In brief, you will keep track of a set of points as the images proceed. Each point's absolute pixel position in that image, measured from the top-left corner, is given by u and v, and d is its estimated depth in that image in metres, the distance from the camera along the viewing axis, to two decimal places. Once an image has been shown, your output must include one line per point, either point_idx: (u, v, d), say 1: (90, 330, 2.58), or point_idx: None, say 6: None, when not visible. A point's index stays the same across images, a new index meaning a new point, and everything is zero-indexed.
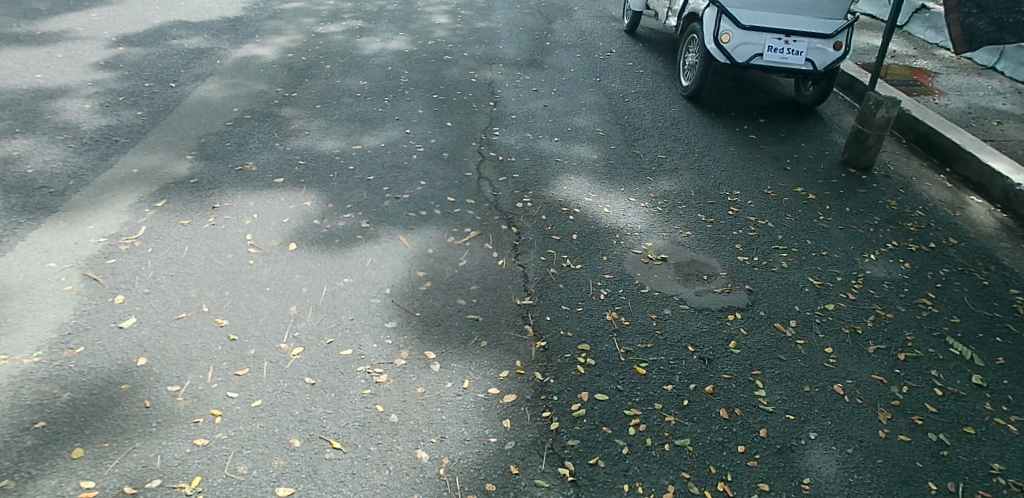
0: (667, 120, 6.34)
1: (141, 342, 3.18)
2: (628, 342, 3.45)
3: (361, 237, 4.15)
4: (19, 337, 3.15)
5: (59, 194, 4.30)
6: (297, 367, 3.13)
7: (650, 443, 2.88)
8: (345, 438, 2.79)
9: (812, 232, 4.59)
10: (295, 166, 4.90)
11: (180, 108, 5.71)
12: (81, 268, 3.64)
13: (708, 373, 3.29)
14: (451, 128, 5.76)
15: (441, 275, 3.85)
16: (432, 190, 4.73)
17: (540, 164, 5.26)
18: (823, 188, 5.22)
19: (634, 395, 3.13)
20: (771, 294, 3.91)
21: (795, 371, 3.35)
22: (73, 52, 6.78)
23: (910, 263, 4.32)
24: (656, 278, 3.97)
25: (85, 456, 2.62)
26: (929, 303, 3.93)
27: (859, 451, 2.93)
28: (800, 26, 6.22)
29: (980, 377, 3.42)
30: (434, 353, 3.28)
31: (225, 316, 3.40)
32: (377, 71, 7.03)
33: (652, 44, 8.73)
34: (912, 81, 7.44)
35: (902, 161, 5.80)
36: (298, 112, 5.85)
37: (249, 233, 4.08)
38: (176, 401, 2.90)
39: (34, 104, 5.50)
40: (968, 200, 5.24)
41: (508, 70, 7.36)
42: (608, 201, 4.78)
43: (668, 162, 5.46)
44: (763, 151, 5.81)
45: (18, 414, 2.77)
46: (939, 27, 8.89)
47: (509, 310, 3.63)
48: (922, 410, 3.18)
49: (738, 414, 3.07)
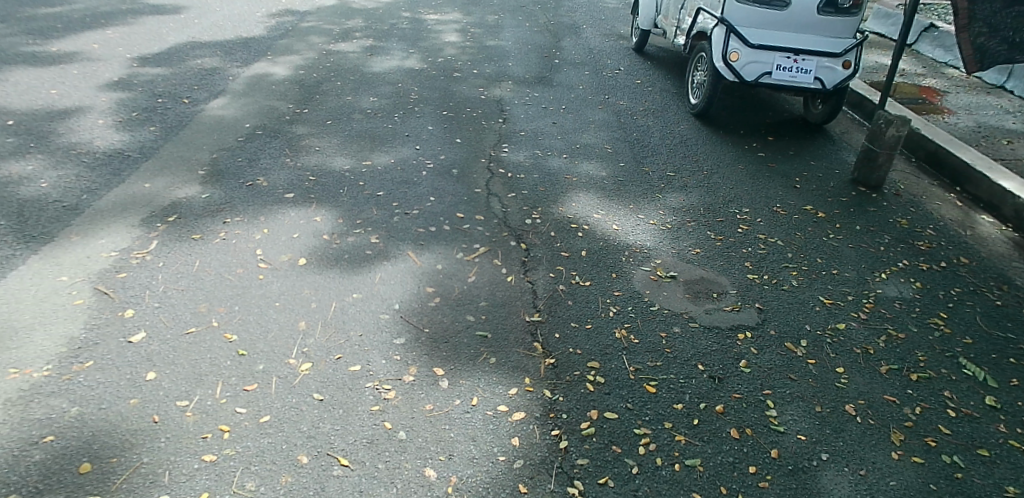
0: (675, 137, 6.35)
1: (150, 357, 3.18)
2: (637, 360, 3.43)
3: (371, 253, 4.16)
4: (30, 350, 3.16)
5: (72, 208, 4.34)
6: (306, 383, 3.13)
7: (660, 462, 2.85)
8: (353, 455, 2.78)
9: (822, 250, 4.57)
10: (305, 182, 4.94)
11: (192, 124, 5.78)
12: (92, 282, 3.66)
13: (719, 392, 3.27)
14: (460, 145, 5.79)
15: (450, 291, 3.85)
16: (442, 207, 4.75)
17: (548, 181, 5.27)
18: (832, 206, 5.21)
19: (644, 413, 3.10)
20: (781, 313, 3.89)
21: (806, 391, 3.32)
22: (88, 68, 6.92)
23: (922, 282, 4.29)
24: (665, 295, 3.96)
25: (92, 471, 2.61)
26: (941, 324, 3.90)
27: (873, 473, 2.89)
28: (808, 45, 6.24)
29: (994, 399, 3.38)
30: (443, 370, 3.26)
31: (235, 331, 3.40)
32: (387, 88, 7.09)
33: (660, 63, 8.77)
34: (920, 99, 7.45)
35: (912, 179, 5.78)
36: (309, 129, 5.90)
37: (259, 248, 4.10)
38: (186, 417, 2.89)
39: (49, 120, 5.60)
40: (978, 219, 5.21)
41: (517, 87, 7.41)
42: (617, 218, 4.78)
43: (677, 180, 5.46)
44: (772, 169, 5.81)
45: (28, 428, 2.77)
46: (949, 45, 8.90)
47: (518, 326, 3.62)
48: (935, 431, 3.14)
49: (749, 434, 3.04)
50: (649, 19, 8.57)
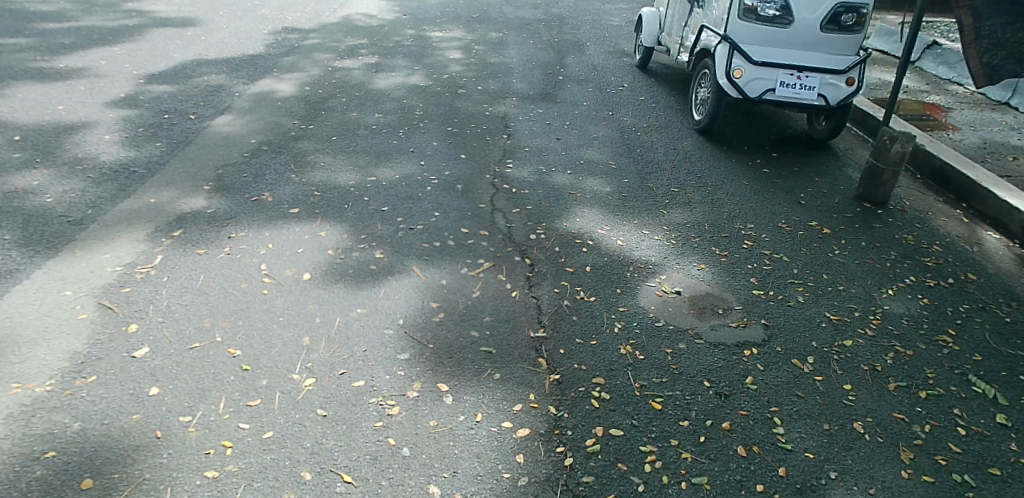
0: (680, 153, 6.36)
1: (154, 372, 3.17)
2: (643, 376, 3.41)
3: (376, 267, 4.16)
4: (32, 365, 3.15)
5: (77, 222, 4.35)
6: (308, 398, 3.10)
7: (666, 480, 2.82)
8: (356, 472, 2.75)
9: (828, 266, 4.55)
10: (310, 197, 4.95)
11: (198, 140, 5.81)
12: (97, 296, 3.66)
13: (725, 409, 3.23)
14: (465, 161, 5.81)
15: (454, 306, 3.84)
16: (446, 222, 4.75)
17: (553, 196, 5.27)
18: (838, 223, 5.20)
19: (650, 431, 3.07)
20: (788, 329, 3.86)
21: (813, 408, 3.29)
22: (95, 85, 6.97)
23: (929, 299, 4.27)
24: (670, 311, 3.94)
25: (94, 487, 2.59)
26: (949, 340, 3.87)
27: (882, 491, 2.85)
28: (811, 61, 6.25)
29: (1004, 417, 3.34)
30: (447, 386, 3.25)
31: (238, 346, 3.39)
32: (392, 104, 7.13)
33: (664, 80, 8.81)
34: (925, 116, 7.47)
35: (917, 196, 5.76)
36: (315, 144, 5.93)
37: (264, 262, 4.10)
38: (188, 432, 2.87)
39: (56, 135, 5.63)
40: (984, 236, 5.19)
41: (521, 104, 7.45)
42: (622, 234, 4.77)
43: (681, 196, 5.46)
44: (777, 185, 5.81)
45: (29, 443, 2.76)
46: (952, 63, 8.95)
47: (523, 342, 3.60)
48: (945, 449, 3.10)
49: (756, 452, 3.00)
50: (652, 36, 8.63)
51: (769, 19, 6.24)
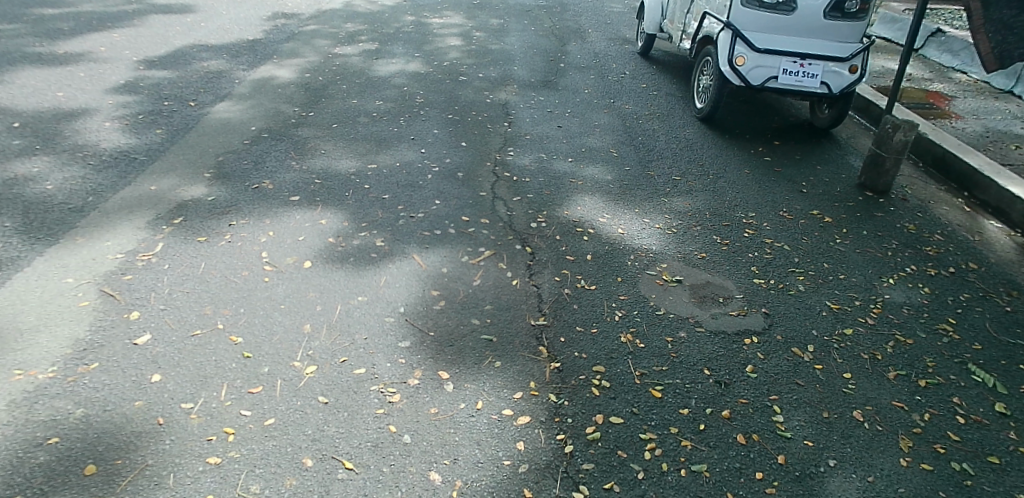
0: (681, 141, 6.34)
1: (156, 359, 3.18)
2: (643, 364, 3.41)
3: (377, 255, 4.16)
4: (35, 352, 3.17)
5: (77, 210, 4.35)
6: (310, 385, 3.12)
7: (666, 467, 2.84)
8: (357, 458, 2.77)
9: (829, 255, 4.55)
10: (311, 185, 4.94)
11: (199, 127, 5.80)
12: (99, 283, 3.67)
13: (724, 397, 3.24)
14: (465, 149, 5.79)
15: (455, 295, 3.85)
16: (447, 210, 4.75)
17: (554, 184, 5.26)
18: (839, 211, 5.19)
19: (650, 418, 3.08)
20: (789, 318, 3.87)
21: (813, 396, 3.30)
22: (95, 71, 6.94)
23: (930, 288, 4.27)
24: (670, 300, 3.94)
25: (96, 473, 2.61)
26: (949, 329, 3.88)
27: (881, 479, 2.86)
28: (815, 49, 6.22)
29: (1003, 406, 3.35)
30: (448, 374, 3.25)
31: (240, 334, 3.40)
32: (393, 91, 7.10)
33: (665, 67, 8.77)
34: (928, 105, 7.43)
35: (919, 185, 5.75)
36: (315, 132, 5.91)
37: (264, 250, 4.10)
38: (190, 418, 2.89)
39: (56, 122, 5.62)
40: (986, 225, 5.18)
41: (522, 91, 7.41)
42: (622, 223, 4.76)
43: (682, 184, 5.45)
44: (778, 174, 5.79)
45: (32, 429, 2.77)
46: (956, 51, 8.90)
47: (523, 330, 3.61)
48: (944, 438, 3.12)
49: (755, 440, 3.02)
50: (654, 23, 8.58)
51: (773, 6, 6.19)
